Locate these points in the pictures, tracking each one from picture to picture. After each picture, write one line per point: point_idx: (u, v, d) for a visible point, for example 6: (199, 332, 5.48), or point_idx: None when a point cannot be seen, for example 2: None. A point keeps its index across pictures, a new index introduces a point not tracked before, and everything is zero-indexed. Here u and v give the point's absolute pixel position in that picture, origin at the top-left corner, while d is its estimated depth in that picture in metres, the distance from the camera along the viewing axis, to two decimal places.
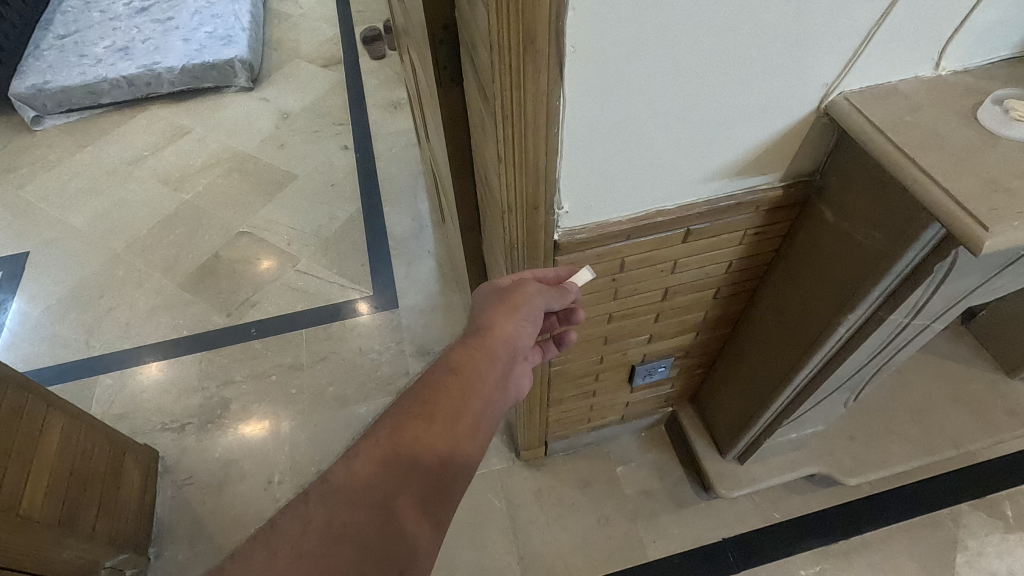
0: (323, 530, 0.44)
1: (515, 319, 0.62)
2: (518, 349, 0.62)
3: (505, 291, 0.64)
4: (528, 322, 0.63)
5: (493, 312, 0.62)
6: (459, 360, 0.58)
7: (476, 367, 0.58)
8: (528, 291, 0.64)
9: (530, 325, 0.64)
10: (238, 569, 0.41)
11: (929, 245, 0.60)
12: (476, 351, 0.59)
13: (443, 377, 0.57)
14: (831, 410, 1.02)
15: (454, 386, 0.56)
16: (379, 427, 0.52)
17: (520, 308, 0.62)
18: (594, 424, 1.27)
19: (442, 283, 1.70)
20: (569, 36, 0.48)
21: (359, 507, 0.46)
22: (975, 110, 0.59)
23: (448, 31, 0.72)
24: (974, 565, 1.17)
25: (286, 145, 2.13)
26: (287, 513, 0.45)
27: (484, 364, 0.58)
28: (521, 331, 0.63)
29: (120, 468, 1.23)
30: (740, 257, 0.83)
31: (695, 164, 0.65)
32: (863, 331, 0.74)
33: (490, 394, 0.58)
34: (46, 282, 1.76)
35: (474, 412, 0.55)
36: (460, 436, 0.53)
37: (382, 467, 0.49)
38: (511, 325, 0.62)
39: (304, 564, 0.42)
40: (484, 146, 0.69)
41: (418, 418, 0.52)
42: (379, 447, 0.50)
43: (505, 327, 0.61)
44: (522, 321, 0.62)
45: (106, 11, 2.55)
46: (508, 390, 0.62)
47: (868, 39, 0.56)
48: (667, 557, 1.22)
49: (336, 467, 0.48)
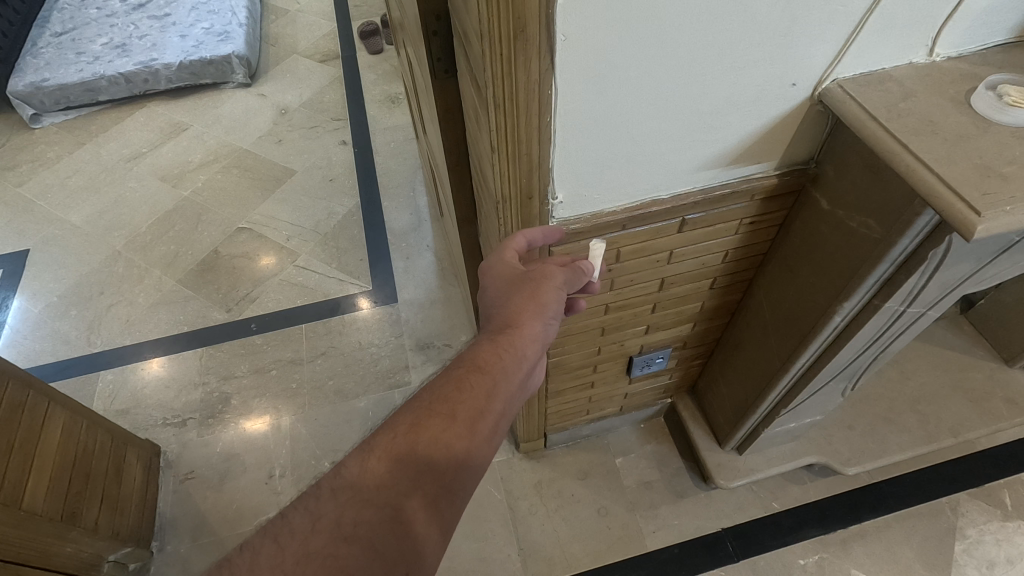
0: (331, 527, 0.45)
1: (544, 317, 0.60)
2: (543, 347, 0.61)
3: (533, 283, 0.61)
4: (555, 320, 0.62)
5: (521, 305, 0.60)
6: (484, 356, 0.57)
7: (501, 366, 0.56)
8: (554, 289, 0.61)
9: (555, 322, 0.62)
10: (247, 563, 0.42)
11: (924, 232, 0.60)
12: (502, 348, 0.57)
13: (467, 374, 0.56)
14: (828, 400, 1.03)
15: (476, 384, 0.55)
16: (397, 422, 0.52)
17: (548, 306, 0.61)
18: (593, 416, 1.27)
19: (441, 277, 1.70)
20: (559, 25, 0.48)
21: (369, 505, 0.46)
22: (969, 96, 0.58)
23: (442, 21, 0.71)
24: (972, 553, 1.18)
25: (285, 140, 2.13)
26: (299, 508, 0.46)
27: (509, 363, 0.57)
28: (549, 330, 0.61)
29: (123, 463, 1.24)
30: (736, 247, 0.83)
31: (689, 154, 0.65)
32: (859, 319, 0.74)
33: (512, 394, 0.56)
34: (47, 279, 1.77)
35: (495, 413, 0.54)
36: (478, 438, 0.52)
37: (397, 465, 0.49)
38: (539, 323, 0.60)
39: (310, 562, 0.42)
40: (478, 138, 0.69)
41: (436, 416, 0.52)
42: (394, 444, 0.50)
43: (533, 325, 0.59)
44: (549, 320, 0.61)
45: (103, 8, 2.54)
46: (529, 387, 0.61)
47: (861, 25, 0.56)
48: (666, 547, 1.22)
49: (350, 463, 0.49)
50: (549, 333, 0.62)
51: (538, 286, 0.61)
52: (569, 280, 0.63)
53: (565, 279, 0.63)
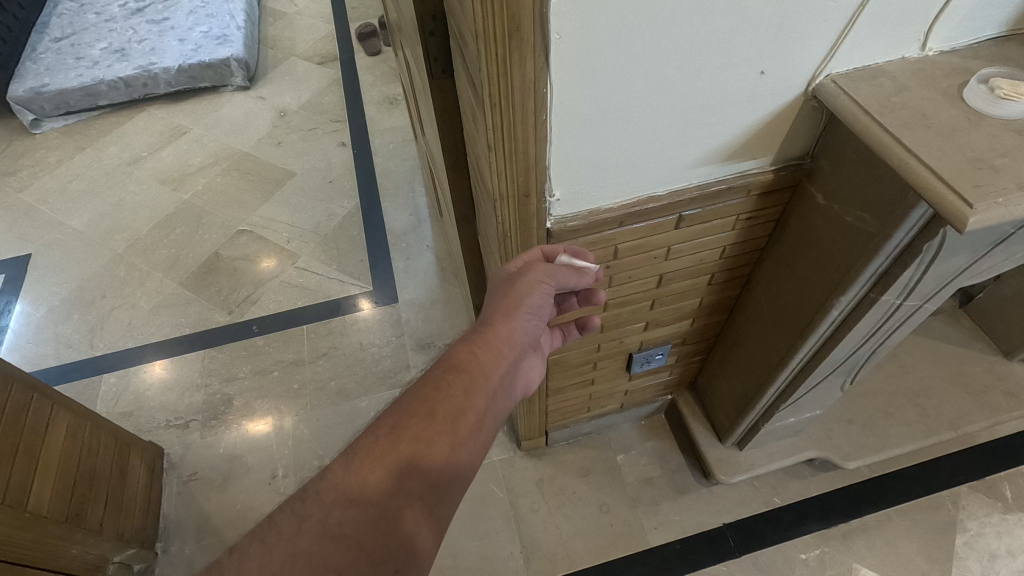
0: (317, 527, 0.45)
1: (520, 313, 0.63)
2: (522, 343, 0.64)
3: (513, 280, 0.65)
4: (534, 315, 0.64)
5: (500, 307, 0.63)
6: (462, 357, 0.59)
7: (479, 364, 0.59)
8: (536, 284, 0.63)
9: (534, 319, 0.65)
10: (236, 565, 0.43)
11: (918, 224, 0.61)
12: (480, 347, 0.60)
13: (446, 375, 0.57)
14: (827, 394, 1.03)
15: (456, 383, 0.56)
16: (379, 425, 0.53)
17: (526, 301, 0.63)
18: (593, 413, 1.28)
19: (441, 277, 1.71)
20: (553, 23, 0.48)
21: (355, 505, 0.47)
22: (961, 89, 0.59)
23: (438, 22, 0.72)
24: (974, 546, 1.18)
25: (284, 143, 2.14)
26: (286, 510, 0.47)
27: (487, 360, 0.59)
28: (526, 327, 0.64)
29: (126, 465, 1.25)
30: (733, 243, 0.83)
31: (685, 151, 0.66)
32: (856, 313, 0.75)
33: (494, 391, 0.58)
34: (49, 283, 1.78)
35: (477, 410, 0.56)
36: (461, 435, 0.54)
37: (382, 466, 0.49)
38: (516, 320, 0.63)
39: (296, 562, 0.43)
40: (476, 138, 0.69)
41: (418, 416, 0.53)
42: (379, 447, 0.51)
43: (509, 323, 0.62)
44: (526, 317, 0.63)
45: (102, 13, 2.55)
46: (513, 386, 0.63)
47: (853, 20, 0.57)
48: (668, 543, 1.23)
49: (335, 466, 0.49)
50: (528, 331, 0.64)
51: (513, 281, 0.64)
52: (554, 270, 0.64)
53: (550, 272, 0.64)
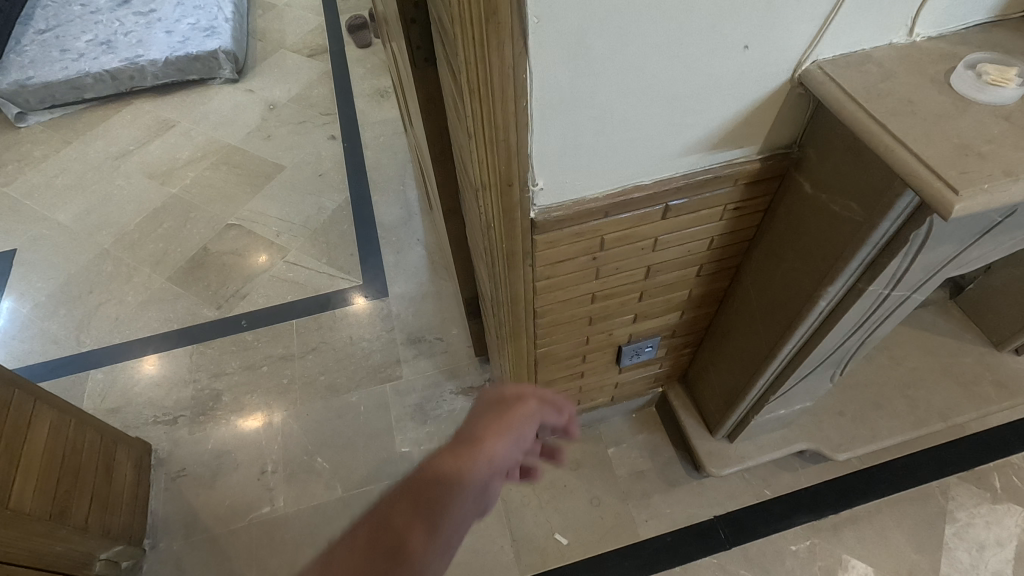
0: None
1: (506, 442, 0.58)
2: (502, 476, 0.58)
3: (502, 410, 0.60)
4: (519, 447, 0.59)
5: (486, 429, 0.58)
6: (436, 483, 0.53)
7: (453, 495, 0.53)
8: (523, 418, 0.60)
9: (519, 451, 0.60)
10: None
11: (905, 213, 0.60)
12: (457, 475, 0.54)
13: (415, 502, 0.51)
14: (817, 385, 1.02)
15: (424, 517, 0.50)
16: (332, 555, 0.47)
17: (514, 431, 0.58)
18: (583, 406, 1.27)
19: (432, 271, 1.70)
20: (531, 8, 0.47)
21: None
22: (948, 76, 0.58)
23: (419, 9, 0.71)
24: (963, 536, 1.19)
25: (273, 136, 2.12)
26: None
27: (463, 494, 0.53)
28: (509, 455, 0.58)
29: (113, 461, 1.24)
30: (721, 233, 0.82)
31: (671, 139, 0.65)
32: (844, 304, 0.74)
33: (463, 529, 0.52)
34: (34, 279, 1.75)
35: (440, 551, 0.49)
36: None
37: None
38: (501, 449, 0.57)
39: None
40: (457, 127, 0.68)
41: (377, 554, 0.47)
42: None
43: (492, 452, 0.56)
44: (511, 445, 0.58)
45: (87, 5, 2.51)
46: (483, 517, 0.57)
47: (838, 5, 0.56)
48: (659, 535, 1.23)
49: None
50: (511, 460, 0.59)
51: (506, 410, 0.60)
52: (543, 408, 0.62)
53: (538, 410, 0.62)
